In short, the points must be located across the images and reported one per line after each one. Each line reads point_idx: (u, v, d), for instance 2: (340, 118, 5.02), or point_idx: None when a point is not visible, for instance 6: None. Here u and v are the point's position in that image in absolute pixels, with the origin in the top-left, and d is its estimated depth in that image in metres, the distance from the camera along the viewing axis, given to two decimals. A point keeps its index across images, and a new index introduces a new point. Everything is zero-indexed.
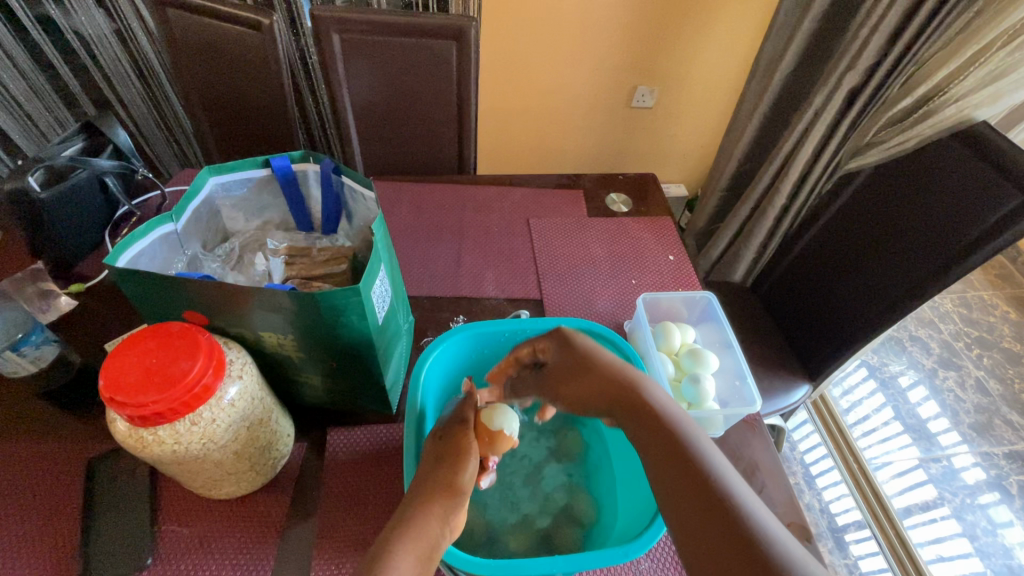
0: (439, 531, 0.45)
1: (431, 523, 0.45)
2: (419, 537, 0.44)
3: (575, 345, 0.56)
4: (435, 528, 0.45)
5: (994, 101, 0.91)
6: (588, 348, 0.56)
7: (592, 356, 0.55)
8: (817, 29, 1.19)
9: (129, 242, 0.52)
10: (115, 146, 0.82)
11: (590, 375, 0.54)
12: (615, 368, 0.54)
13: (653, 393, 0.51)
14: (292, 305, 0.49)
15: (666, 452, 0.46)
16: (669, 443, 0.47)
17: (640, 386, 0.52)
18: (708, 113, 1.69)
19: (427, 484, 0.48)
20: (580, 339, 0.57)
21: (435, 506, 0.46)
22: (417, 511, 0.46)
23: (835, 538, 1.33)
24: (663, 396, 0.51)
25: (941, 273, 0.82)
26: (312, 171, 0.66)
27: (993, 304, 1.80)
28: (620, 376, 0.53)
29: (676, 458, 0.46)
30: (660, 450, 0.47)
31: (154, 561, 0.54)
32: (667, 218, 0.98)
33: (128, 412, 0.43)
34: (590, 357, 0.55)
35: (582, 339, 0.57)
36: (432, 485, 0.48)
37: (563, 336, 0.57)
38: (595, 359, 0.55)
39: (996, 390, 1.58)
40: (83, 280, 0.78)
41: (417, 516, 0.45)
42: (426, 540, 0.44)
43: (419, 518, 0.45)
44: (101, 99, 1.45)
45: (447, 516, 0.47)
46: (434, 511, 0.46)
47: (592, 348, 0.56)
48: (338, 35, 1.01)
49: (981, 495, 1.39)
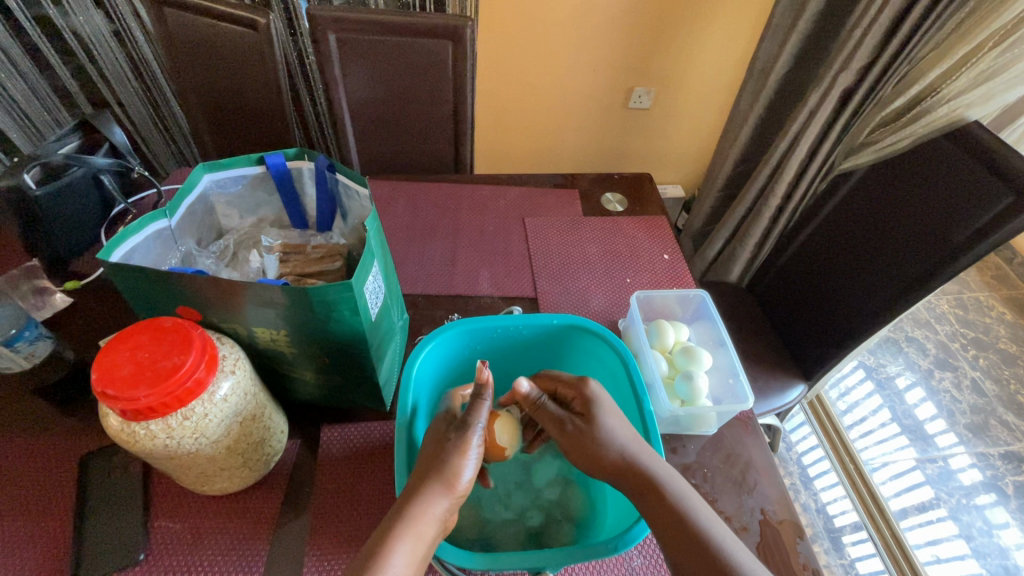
0: (434, 530, 0.46)
1: (427, 523, 0.46)
2: (416, 537, 0.45)
3: (592, 410, 0.55)
4: (431, 527, 0.46)
5: (987, 101, 0.91)
6: (604, 414, 0.55)
7: (605, 426, 0.54)
8: (813, 29, 1.19)
9: (122, 237, 0.52)
10: (110, 145, 0.83)
11: (597, 448, 0.53)
12: (621, 443, 0.53)
13: (655, 464, 0.52)
14: (284, 300, 0.49)
15: (668, 525, 0.48)
16: (671, 518, 0.48)
17: (643, 462, 0.52)
18: (705, 114, 1.70)
19: (426, 485, 0.47)
20: (600, 403, 0.56)
21: (433, 507, 0.47)
22: (412, 508, 0.46)
23: (831, 538, 1.33)
24: (665, 468, 0.52)
25: (933, 271, 0.82)
26: (307, 168, 0.66)
27: (989, 306, 1.80)
28: (625, 450, 0.52)
29: (680, 530, 0.48)
30: (665, 522, 0.49)
31: (146, 556, 0.54)
32: (662, 217, 0.99)
33: (119, 406, 0.43)
34: (602, 426, 0.54)
35: (602, 402, 0.56)
36: (429, 486, 0.47)
37: (585, 396, 0.57)
38: (607, 430, 0.54)
39: (992, 390, 1.58)
40: (78, 276, 0.79)
41: (415, 514, 0.46)
42: (422, 540, 0.45)
43: (416, 515, 0.46)
44: (99, 99, 1.46)
45: (441, 516, 0.47)
46: (432, 511, 0.46)
47: (606, 414, 0.55)
48: (334, 34, 1.01)
49: (977, 496, 1.39)
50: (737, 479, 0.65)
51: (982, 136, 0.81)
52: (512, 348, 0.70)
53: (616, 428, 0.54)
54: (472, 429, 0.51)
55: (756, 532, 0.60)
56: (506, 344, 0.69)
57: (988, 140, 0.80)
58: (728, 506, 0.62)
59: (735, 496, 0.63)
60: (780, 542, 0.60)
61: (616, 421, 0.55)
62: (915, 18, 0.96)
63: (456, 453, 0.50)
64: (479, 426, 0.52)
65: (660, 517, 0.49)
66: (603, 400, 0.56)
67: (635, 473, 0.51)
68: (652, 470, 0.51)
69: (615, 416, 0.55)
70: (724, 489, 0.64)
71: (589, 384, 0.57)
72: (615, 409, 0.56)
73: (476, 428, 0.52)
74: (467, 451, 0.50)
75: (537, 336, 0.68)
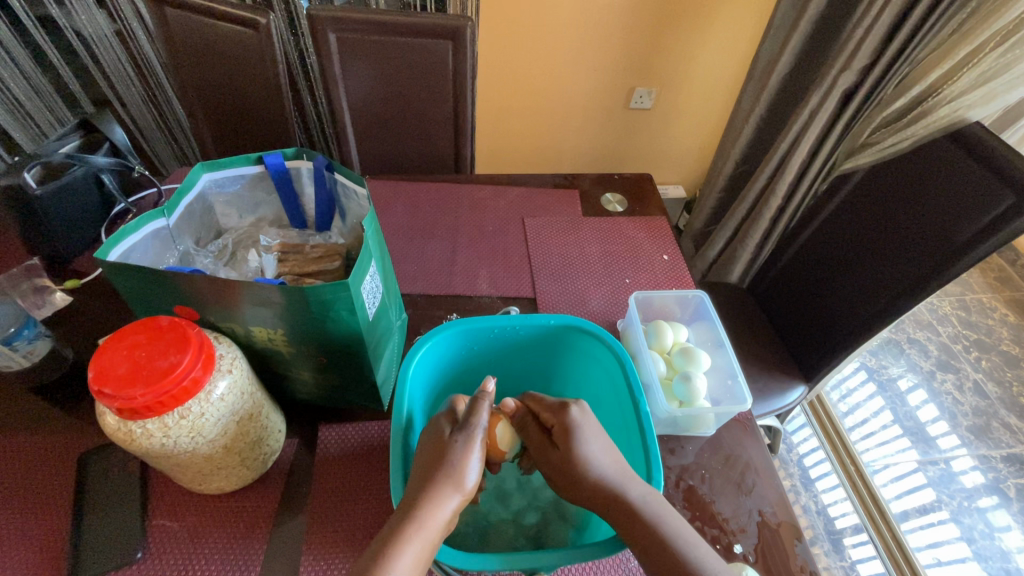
0: (439, 533, 0.46)
1: (434, 527, 0.46)
2: (422, 540, 0.45)
3: (570, 440, 0.53)
4: (437, 531, 0.46)
5: (988, 101, 0.90)
6: (585, 442, 0.53)
7: (585, 455, 0.53)
8: (815, 30, 1.19)
9: (120, 236, 0.52)
10: (111, 144, 0.83)
11: (576, 477, 0.52)
12: (602, 474, 0.52)
13: (636, 492, 0.51)
14: (281, 299, 0.49)
15: (650, 551, 0.48)
16: (653, 546, 0.48)
17: (624, 491, 0.50)
18: (706, 114, 1.69)
19: (429, 489, 0.47)
20: (580, 431, 0.54)
21: (440, 510, 0.46)
22: (418, 511, 0.46)
23: (831, 540, 1.32)
24: (646, 495, 0.50)
25: (934, 273, 0.82)
26: (305, 168, 0.66)
27: (992, 308, 1.80)
28: (605, 479, 0.51)
29: (664, 557, 0.48)
30: (643, 552, 0.48)
31: (143, 555, 0.54)
32: (662, 217, 0.98)
33: (116, 405, 0.43)
34: (580, 457, 0.53)
35: (583, 430, 0.54)
36: (435, 490, 0.47)
37: (564, 423, 0.55)
38: (588, 459, 0.52)
39: (995, 392, 1.58)
40: (78, 275, 0.79)
41: (421, 518, 0.45)
42: (427, 543, 0.45)
43: (422, 519, 0.45)
44: (101, 98, 1.46)
45: (448, 519, 0.47)
46: (439, 515, 0.46)
47: (587, 444, 0.53)
48: (334, 34, 1.01)
49: (979, 498, 1.38)
50: (736, 481, 0.64)
51: (983, 138, 0.81)
52: (510, 348, 0.70)
53: (597, 458, 0.53)
54: (476, 431, 0.52)
55: (754, 534, 0.60)
56: (503, 345, 0.69)
57: (990, 141, 0.80)
58: (726, 508, 0.62)
59: (733, 498, 0.63)
60: (778, 544, 0.59)
61: (597, 454, 0.53)
62: (916, 18, 0.96)
63: (463, 454, 0.50)
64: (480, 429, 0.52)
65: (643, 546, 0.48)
66: (584, 428, 0.54)
67: (614, 501, 0.50)
68: (631, 501, 0.50)
69: (596, 445, 0.54)
70: (722, 491, 0.63)
71: (570, 410, 0.55)
72: (597, 436, 0.54)
73: (478, 431, 0.52)
74: (472, 454, 0.50)
75: (534, 336, 0.68)
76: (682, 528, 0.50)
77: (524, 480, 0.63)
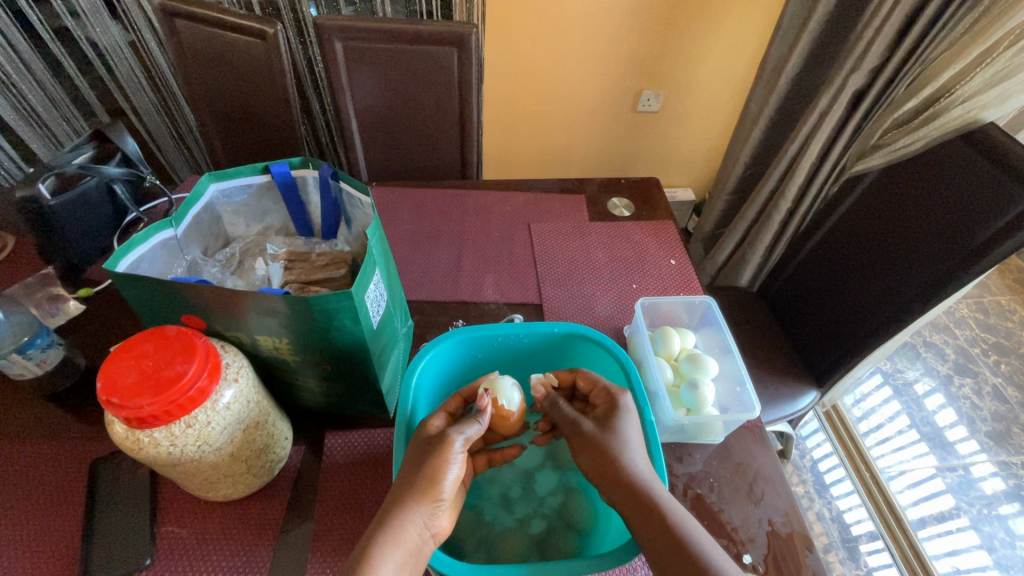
0: (417, 537, 0.47)
1: (411, 528, 0.46)
2: (399, 543, 0.45)
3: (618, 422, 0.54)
4: (413, 533, 0.46)
5: (1003, 100, 0.87)
6: (625, 425, 0.54)
7: (628, 440, 0.53)
8: (825, 30, 1.17)
9: (128, 247, 0.52)
10: (123, 155, 0.83)
11: (607, 461, 0.52)
12: (631, 465, 0.52)
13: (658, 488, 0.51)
14: (286, 309, 0.49)
15: (658, 539, 0.47)
16: (667, 544, 0.47)
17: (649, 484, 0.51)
18: (716, 113, 1.67)
19: (412, 492, 0.47)
20: (626, 416, 0.55)
21: (415, 515, 0.47)
22: (396, 514, 0.46)
23: (847, 548, 1.29)
24: (665, 492, 0.51)
25: (949, 278, 0.81)
26: (312, 176, 0.66)
27: (1011, 310, 1.76)
28: (635, 468, 0.51)
29: (672, 545, 0.47)
30: (651, 541, 0.48)
31: (152, 561, 0.55)
32: (668, 222, 0.98)
33: (124, 414, 0.44)
34: (624, 439, 0.53)
35: (629, 416, 0.55)
36: (418, 490, 0.47)
37: (613, 406, 0.56)
38: (623, 449, 0.52)
39: (1015, 397, 1.54)
40: (92, 284, 0.80)
41: (398, 521, 0.46)
42: (405, 546, 0.45)
43: (397, 524, 0.46)
44: (116, 107, 1.49)
45: (424, 521, 0.47)
46: (413, 518, 0.47)
47: (628, 428, 0.54)
48: (341, 43, 1.01)
49: (999, 505, 1.35)
50: (746, 490, 0.64)
51: (1000, 138, 0.79)
52: (513, 355, 0.69)
53: (632, 443, 0.53)
54: (455, 439, 0.51)
55: (764, 543, 0.59)
56: (506, 352, 0.69)
57: (1004, 143, 0.78)
58: (735, 516, 0.61)
59: (742, 507, 0.62)
60: (789, 554, 0.59)
61: (635, 441, 0.54)
62: (930, 15, 0.94)
63: (436, 459, 0.49)
64: (462, 436, 0.51)
65: (657, 536, 0.48)
66: (632, 415, 0.55)
67: (634, 492, 0.50)
68: (656, 496, 0.50)
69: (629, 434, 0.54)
70: (732, 500, 0.63)
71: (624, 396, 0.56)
72: (636, 429, 0.55)
73: (459, 438, 0.51)
74: (451, 455, 0.50)
75: (537, 344, 0.68)
76: (683, 521, 0.49)
77: (529, 488, 0.62)
